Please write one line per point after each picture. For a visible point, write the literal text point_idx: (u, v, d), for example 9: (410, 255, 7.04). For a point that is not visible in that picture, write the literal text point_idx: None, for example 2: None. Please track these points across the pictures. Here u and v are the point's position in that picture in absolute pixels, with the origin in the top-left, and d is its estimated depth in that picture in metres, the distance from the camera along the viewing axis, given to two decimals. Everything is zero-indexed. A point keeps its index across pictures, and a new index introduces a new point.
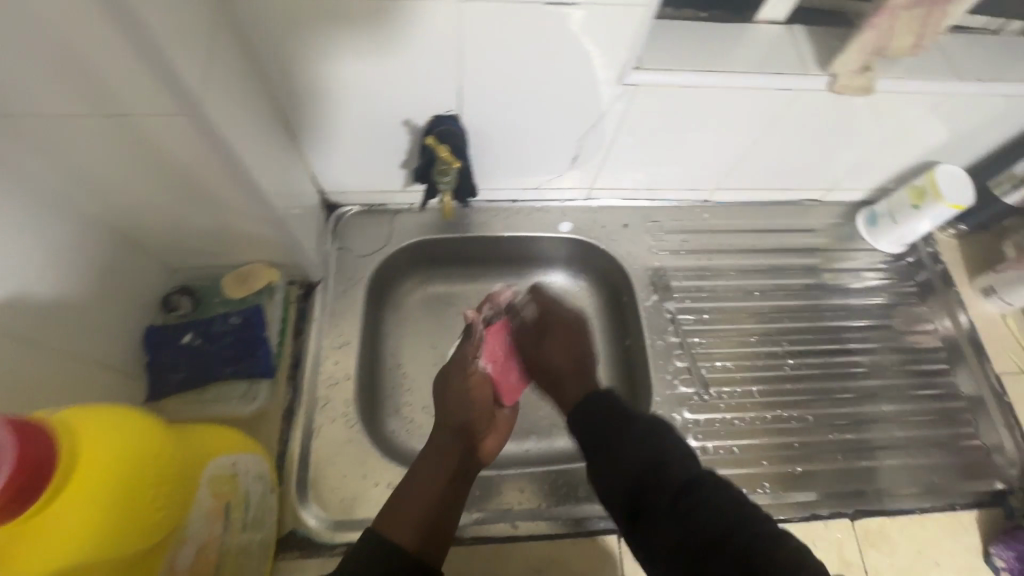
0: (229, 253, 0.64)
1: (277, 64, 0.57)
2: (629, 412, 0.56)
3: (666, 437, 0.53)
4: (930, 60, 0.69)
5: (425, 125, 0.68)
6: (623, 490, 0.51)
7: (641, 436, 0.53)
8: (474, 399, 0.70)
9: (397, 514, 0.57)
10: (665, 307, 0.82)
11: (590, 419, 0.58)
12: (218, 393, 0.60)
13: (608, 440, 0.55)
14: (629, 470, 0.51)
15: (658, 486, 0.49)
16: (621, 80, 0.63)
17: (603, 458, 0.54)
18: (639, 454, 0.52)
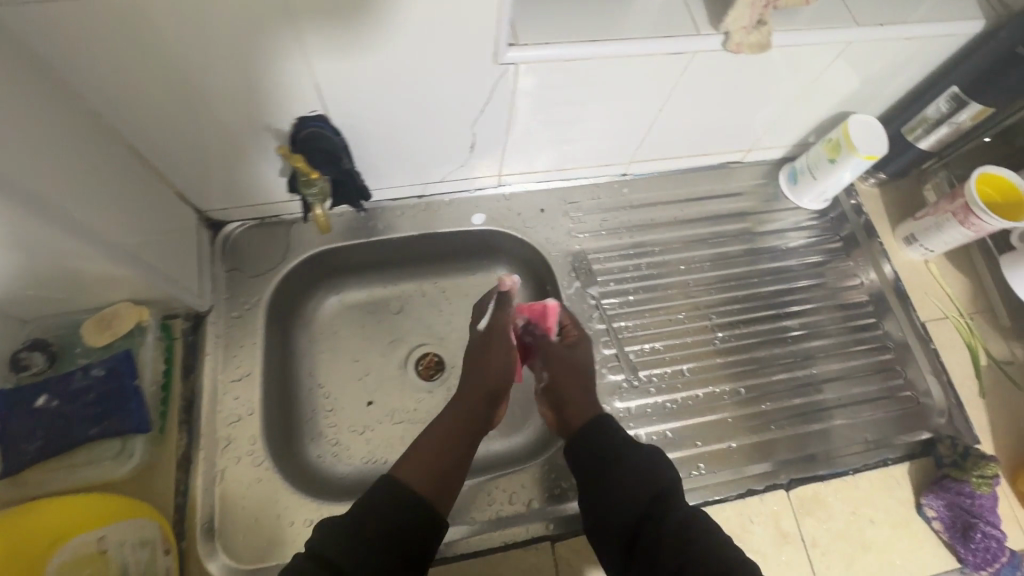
0: (81, 298, 0.57)
1: (83, 74, 0.49)
2: (626, 443, 0.59)
3: (662, 469, 0.56)
4: (828, 7, 0.65)
5: (290, 129, 0.61)
6: (622, 525, 0.53)
7: (640, 470, 0.56)
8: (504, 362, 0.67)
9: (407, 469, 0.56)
10: (589, 293, 0.79)
11: (587, 453, 0.59)
12: (89, 455, 0.54)
13: (604, 474, 0.57)
14: (630, 504, 0.54)
15: (657, 521, 0.52)
16: (500, 61, 0.57)
17: (599, 493, 0.56)
18: (638, 489, 0.54)
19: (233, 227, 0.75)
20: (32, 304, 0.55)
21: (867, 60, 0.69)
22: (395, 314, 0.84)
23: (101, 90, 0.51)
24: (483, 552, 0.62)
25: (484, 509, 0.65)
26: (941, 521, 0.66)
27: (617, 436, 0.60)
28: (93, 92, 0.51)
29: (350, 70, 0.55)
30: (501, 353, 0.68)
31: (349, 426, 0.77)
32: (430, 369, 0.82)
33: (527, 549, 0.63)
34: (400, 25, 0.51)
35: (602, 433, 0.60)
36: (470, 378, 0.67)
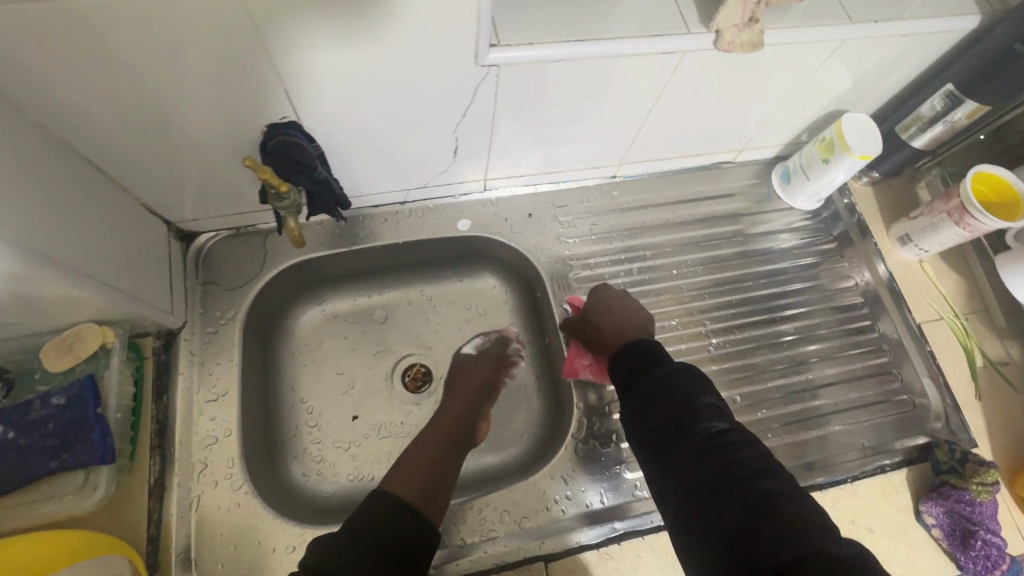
0: (40, 321, 0.53)
1: (32, 84, 0.45)
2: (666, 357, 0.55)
3: (698, 378, 0.52)
4: (821, 3, 0.63)
5: (262, 137, 0.58)
6: (654, 423, 0.49)
7: (675, 378, 0.51)
8: (478, 388, 0.70)
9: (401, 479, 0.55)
10: (563, 307, 0.76)
11: (629, 360, 0.56)
12: (50, 489, 0.51)
13: (641, 377, 0.53)
14: (662, 404, 0.50)
15: (692, 425, 0.48)
16: (481, 63, 0.54)
17: (636, 393, 0.52)
18: (673, 394, 0.50)
19: (207, 238, 0.72)
20: None
21: (861, 58, 0.67)
22: (380, 324, 0.81)
23: (48, 100, 0.47)
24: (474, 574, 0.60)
25: (476, 529, 0.63)
26: (941, 528, 0.65)
27: (654, 350, 0.56)
28: (40, 101, 0.47)
29: (341, 63, 0.51)
30: (479, 375, 0.72)
31: (333, 442, 0.74)
32: (416, 381, 0.79)
33: (519, 571, 0.61)
34: (375, 28, 0.48)
35: (636, 349, 0.56)
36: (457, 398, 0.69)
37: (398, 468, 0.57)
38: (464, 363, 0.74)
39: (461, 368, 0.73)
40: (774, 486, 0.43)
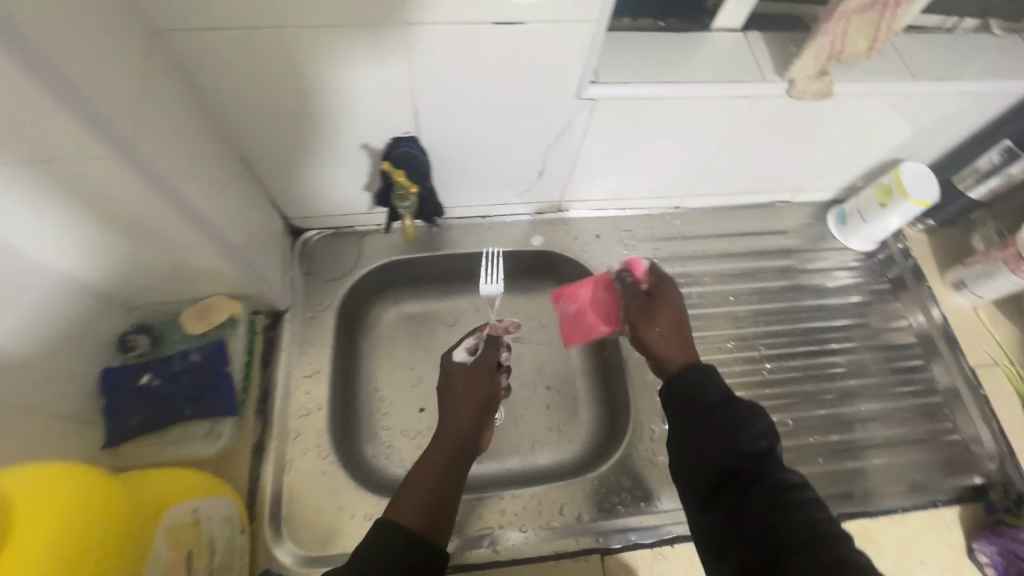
0: (186, 289, 0.63)
1: (220, 93, 0.56)
2: (733, 395, 0.54)
3: (765, 428, 0.51)
4: (886, 60, 0.69)
5: (383, 148, 0.67)
6: (714, 467, 0.49)
7: (744, 423, 0.50)
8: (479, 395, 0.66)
9: (397, 514, 0.54)
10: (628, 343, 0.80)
11: (695, 393, 0.54)
12: (180, 434, 0.60)
13: (706, 416, 0.52)
14: (727, 451, 0.49)
15: (755, 476, 0.48)
16: (581, 96, 0.62)
17: (699, 432, 0.51)
18: (742, 442, 0.49)
19: (312, 234, 0.81)
20: (143, 291, 0.61)
21: (922, 112, 0.72)
22: (449, 326, 0.87)
23: (230, 108, 0.58)
24: (534, 559, 0.64)
25: (538, 517, 0.67)
26: (994, 566, 0.66)
27: (722, 387, 0.54)
28: (224, 108, 0.58)
29: (443, 85, 0.59)
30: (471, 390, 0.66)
31: (402, 430, 0.79)
32: None
33: (575, 560, 0.64)
34: (499, 61, 0.57)
35: (708, 382, 0.55)
36: (450, 421, 0.64)
37: (396, 498, 0.56)
38: (456, 368, 0.68)
39: (451, 374, 0.67)
40: (836, 545, 0.43)
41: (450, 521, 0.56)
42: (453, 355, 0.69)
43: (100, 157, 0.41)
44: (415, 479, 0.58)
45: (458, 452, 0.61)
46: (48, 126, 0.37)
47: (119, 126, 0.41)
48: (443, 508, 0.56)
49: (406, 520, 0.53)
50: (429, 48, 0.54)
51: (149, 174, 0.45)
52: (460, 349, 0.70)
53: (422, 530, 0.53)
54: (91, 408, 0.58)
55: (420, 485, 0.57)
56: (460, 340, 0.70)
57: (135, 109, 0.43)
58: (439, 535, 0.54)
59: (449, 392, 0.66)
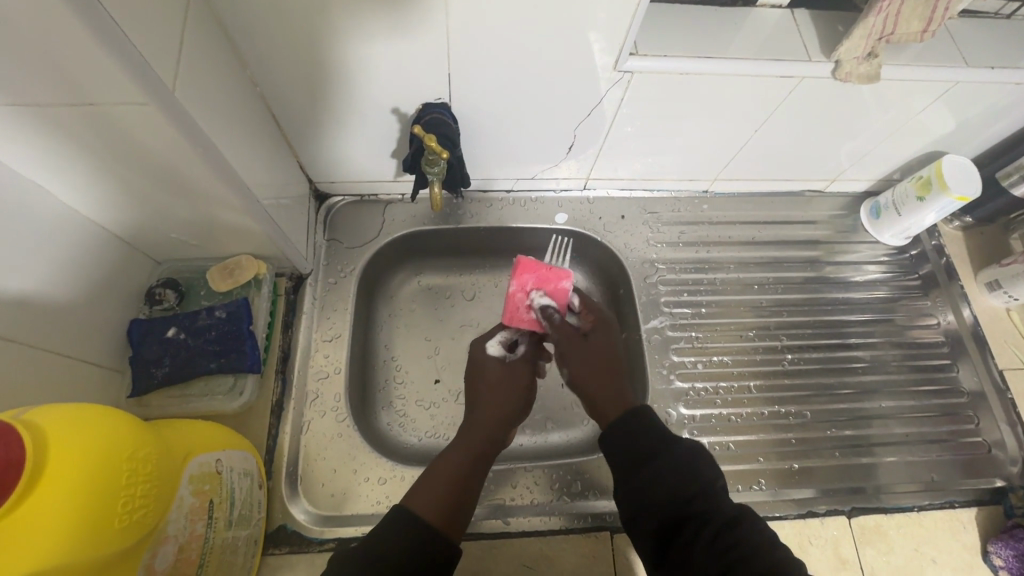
0: (213, 246, 0.64)
1: (255, 50, 0.56)
2: (669, 436, 0.51)
3: (704, 466, 0.49)
4: (938, 45, 0.66)
5: (414, 114, 0.67)
6: (658, 515, 0.47)
7: (685, 462, 0.49)
8: (516, 394, 0.62)
9: (420, 497, 0.51)
10: (651, 326, 0.80)
11: (631, 442, 0.51)
12: (205, 387, 0.63)
13: (646, 467, 0.49)
14: (667, 501, 0.47)
15: (702, 520, 0.45)
16: (618, 68, 0.60)
17: (638, 488, 0.49)
18: (680, 487, 0.47)
19: (336, 199, 0.81)
20: (172, 245, 0.62)
21: (970, 102, 0.69)
22: (467, 300, 0.86)
23: (266, 65, 0.57)
24: (544, 532, 0.65)
25: (551, 492, 0.68)
26: (1009, 569, 0.65)
27: (660, 430, 0.52)
28: (258, 65, 0.57)
29: (480, 50, 0.58)
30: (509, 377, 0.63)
31: (417, 400, 0.79)
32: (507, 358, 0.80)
33: (586, 535, 0.65)
34: (538, 26, 0.55)
35: (648, 422, 0.53)
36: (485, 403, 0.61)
37: (419, 481, 0.53)
38: (492, 362, 0.64)
39: (487, 369, 0.64)
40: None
41: (469, 514, 0.53)
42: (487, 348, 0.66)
43: (138, 105, 0.41)
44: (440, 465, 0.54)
45: (488, 448, 0.57)
46: (90, 71, 0.38)
47: (155, 72, 0.41)
48: (466, 500, 0.52)
49: (428, 503, 0.50)
50: (469, 8, 0.52)
51: (186, 126, 0.45)
52: (493, 344, 0.66)
53: (444, 514, 0.50)
54: (118, 356, 0.60)
55: (441, 473, 0.53)
56: (494, 334, 0.68)
57: (171, 58, 0.43)
58: (458, 525, 0.51)
59: (481, 383, 0.62)
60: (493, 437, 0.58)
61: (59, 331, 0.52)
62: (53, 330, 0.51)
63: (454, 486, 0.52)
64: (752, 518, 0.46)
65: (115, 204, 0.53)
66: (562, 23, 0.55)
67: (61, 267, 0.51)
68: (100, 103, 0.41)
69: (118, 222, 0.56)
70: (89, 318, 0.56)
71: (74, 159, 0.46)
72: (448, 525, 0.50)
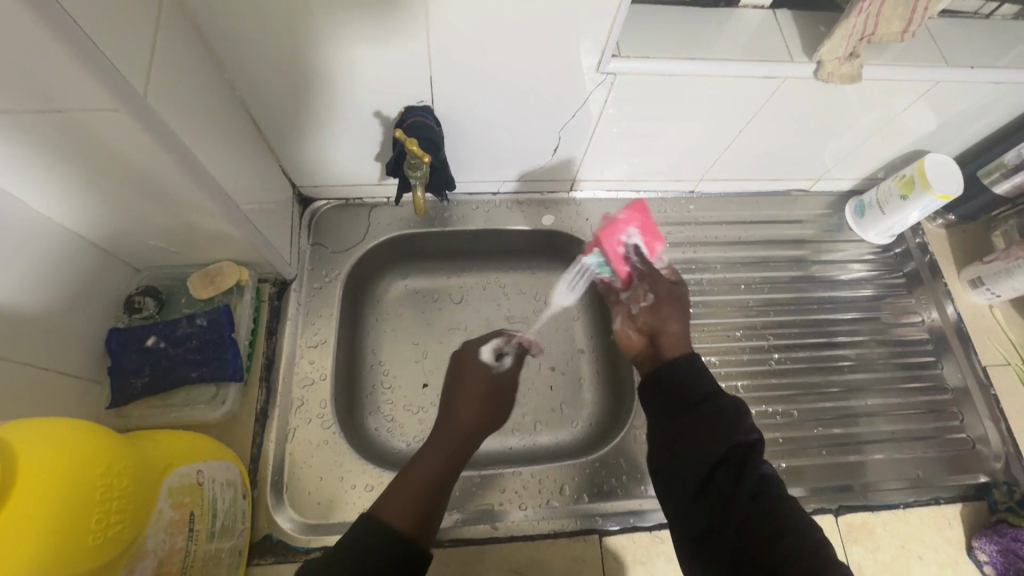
0: (193, 253, 0.63)
1: (231, 54, 0.55)
2: (717, 390, 0.53)
3: (746, 422, 0.51)
4: (919, 45, 0.66)
5: (396, 117, 0.66)
6: (699, 457, 0.48)
7: (729, 413, 0.50)
8: (492, 401, 0.64)
9: (394, 500, 0.51)
10: None
11: (680, 389, 0.53)
12: (187, 396, 0.62)
13: (691, 411, 0.51)
14: (709, 446, 0.49)
15: (737, 465, 0.47)
16: (601, 70, 0.60)
17: (680, 424, 0.51)
18: (723, 430, 0.49)
19: (320, 204, 0.80)
20: (151, 252, 0.61)
21: (951, 102, 0.70)
22: (454, 303, 0.86)
23: (244, 69, 0.57)
24: (532, 537, 0.64)
25: (540, 496, 0.67)
26: (993, 564, 0.66)
27: (708, 380, 0.54)
28: (236, 69, 0.57)
29: (462, 51, 0.57)
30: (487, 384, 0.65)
31: (404, 405, 0.78)
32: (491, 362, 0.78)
33: (574, 539, 0.64)
34: (520, 28, 0.55)
35: (698, 372, 0.55)
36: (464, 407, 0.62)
37: (395, 483, 0.53)
38: (476, 367, 0.66)
39: (471, 372, 0.66)
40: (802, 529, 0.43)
41: (439, 518, 0.53)
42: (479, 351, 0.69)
43: (110, 112, 0.40)
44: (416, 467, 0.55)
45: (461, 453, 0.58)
46: (56, 78, 0.37)
47: (126, 79, 0.40)
48: (437, 504, 0.53)
49: (404, 505, 0.50)
50: (448, 9, 0.52)
51: (159, 132, 0.44)
52: (485, 349, 0.69)
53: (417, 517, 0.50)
54: (96, 367, 0.59)
55: (417, 475, 0.54)
56: (489, 340, 0.70)
57: (143, 62, 0.42)
58: (428, 531, 0.51)
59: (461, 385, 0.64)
60: (467, 443, 0.59)
61: (34, 343, 0.50)
62: (28, 342, 0.50)
63: (427, 490, 0.53)
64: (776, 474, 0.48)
65: (89, 213, 0.52)
66: (544, 24, 0.54)
67: (34, 278, 0.50)
68: (70, 111, 0.40)
69: (94, 231, 0.55)
70: (66, 329, 0.55)
71: (44, 169, 0.45)
72: (419, 530, 0.50)
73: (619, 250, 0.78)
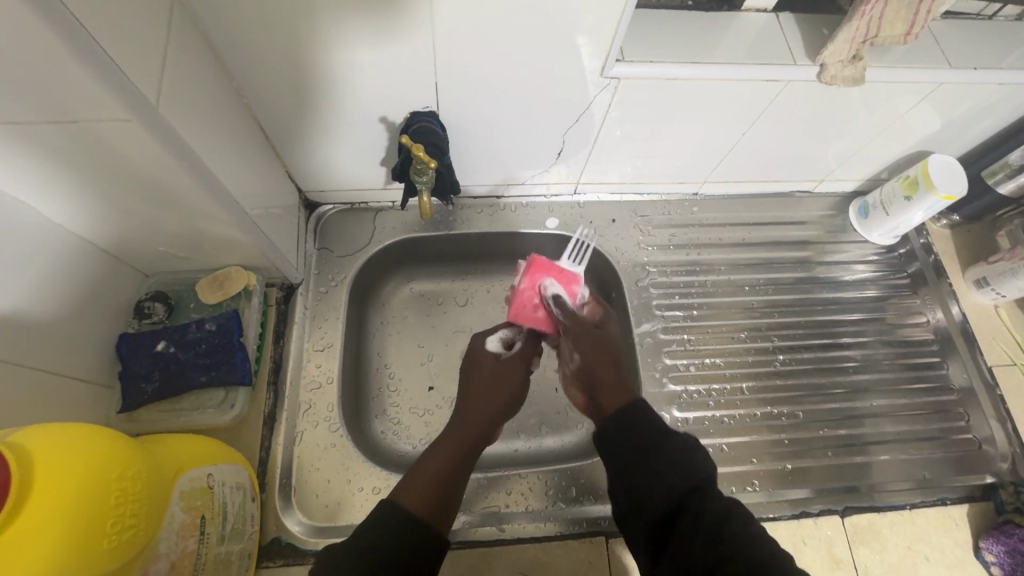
0: (202, 258, 0.64)
1: (240, 63, 0.55)
2: (660, 428, 0.50)
3: (695, 455, 0.48)
4: (922, 46, 0.67)
5: (402, 122, 0.67)
6: (656, 510, 0.46)
7: (674, 453, 0.48)
8: (513, 391, 0.61)
9: (410, 493, 0.50)
10: (643, 330, 0.80)
11: (623, 438, 0.50)
12: (197, 400, 0.63)
13: (638, 460, 0.48)
14: (661, 493, 0.46)
15: (693, 506, 0.44)
16: (605, 74, 0.61)
17: (629, 483, 0.48)
18: (672, 478, 0.47)
19: (326, 208, 0.81)
20: (160, 258, 0.62)
21: (954, 103, 0.70)
22: (459, 306, 0.86)
23: (252, 76, 0.57)
24: (539, 539, 0.65)
25: (546, 499, 0.68)
26: (1000, 565, 0.66)
27: (654, 421, 0.51)
28: (244, 76, 0.57)
29: (466, 55, 0.57)
30: (506, 370, 0.62)
31: (410, 407, 0.79)
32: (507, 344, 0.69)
33: (581, 541, 0.65)
34: (523, 33, 0.55)
35: (637, 418, 0.51)
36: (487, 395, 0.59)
37: (404, 482, 0.52)
38: (487, 357, 0.63)
39: (483, 362, 0.62)
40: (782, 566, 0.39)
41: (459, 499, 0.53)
42: (486, 340, 0.65)
43: (123, 122, 0.41)
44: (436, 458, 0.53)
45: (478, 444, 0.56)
46: (70, 89, 0.37)
47: (140, 88, 0.41)
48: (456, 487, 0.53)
49: (422, 497, 0.50)
50: (451, 15, 0.52)
51: (170, 141, 0.45)
52: (493, 338, 0.65)
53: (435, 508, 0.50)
54: (107, 372, 0.60)
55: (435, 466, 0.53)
56: (497, 330, 0.66)
57: (155, 72, 0.43)
58: (449, 515, 0.51)
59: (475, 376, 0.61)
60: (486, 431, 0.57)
61: (47, 348, 0.51)
62: (41, 347, 0.50)
63: (444, 479, 0.52)
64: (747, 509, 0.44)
65: (101, 220, 0.52)
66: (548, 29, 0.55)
67: (47, 284, 0.51)
68: (84, 121, 0.40)
69: (104, 237, 0.56)
70: (77, 334, 0.56)
71: (58, 177, 0.46)
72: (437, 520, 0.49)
73: (539, 313, 0.65)
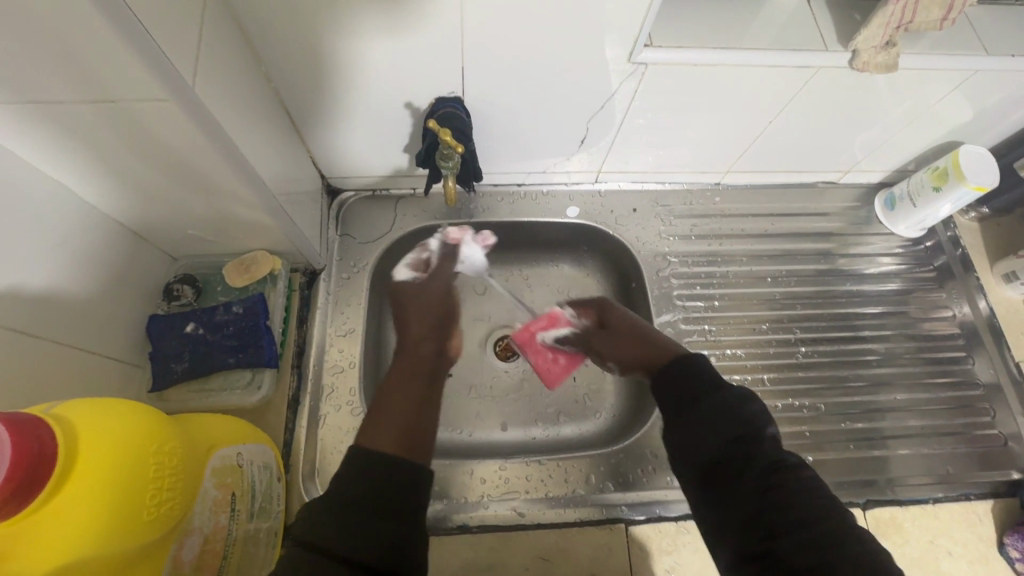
0: (229, 241, 0.64)
1: (269, 46, 0.56)
2: (718, 381, 0.50)
3: (753, 409, 0.47)
4: (958, 33, 0.65)
5: (427, 108, 0.67)
6: (705, 454, 0.45)
7: (730, 402, 0.47)
8: (430, 314, 0.68)
9: (374, 432, 0.49)
10: (664, 320, 0.80)
11: (678, 385, 0.51)
12: (224, 381, 0.64)
13: (693, 407, 0.48)
14: (715, 441, 0.45)
15: (746, 457, 0.44)
16: (634, 59, 0.60)
17: (678, 430, 0.48)
18: (726, 425, 0.46)
19: (348, 195, 0.81)
20: (189, 241, 0.63)
21: (989, 93, 0.69)
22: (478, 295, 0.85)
23: (281, 61, 0.58)
24: (559, 525, 0.65)
25: (566, 486, 0.68)
26: None
27: (711, 373, 0.51)
28: (273, 61, 0.58)
29: (494, 41, 0.57)
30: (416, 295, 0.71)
31: None
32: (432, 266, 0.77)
33: (600, 528, 0.65)
34: (552, 19, 0.55)
35: (693, 368, 0.51)
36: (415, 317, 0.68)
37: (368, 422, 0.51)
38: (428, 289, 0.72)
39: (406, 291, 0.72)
40: (831, 524, 0.39)
41: (430, 442, 0.51)
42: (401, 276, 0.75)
43: (160, 104, 0.42)
44: (393, 394, 0.55)
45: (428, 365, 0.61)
46: (111, 69, 0.38)
47: (177, 70, 0.41)
48: (421, 416, 0.53)
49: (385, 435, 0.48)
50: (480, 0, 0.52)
51: (205, 122, 0.45)
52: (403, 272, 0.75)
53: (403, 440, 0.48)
54: (138, 351, 0.61)
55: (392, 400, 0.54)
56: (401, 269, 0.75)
57: (191, 53, 0.44)
58: (421, 445, 0.49)
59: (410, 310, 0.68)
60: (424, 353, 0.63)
61: (82, 326, 0.52)
62: (76, 325, 0.52)
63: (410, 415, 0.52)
64: (797, 459, 0.44)
65: (133, 201, 0.53)
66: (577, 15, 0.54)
67: (82, 263, 0.52)
68: (123, 102, 0.41)
69: (137, 219, 0.57)
70: (111, 314, 0.57)
71: (95, 156, 0.47)
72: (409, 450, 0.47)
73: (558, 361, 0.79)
